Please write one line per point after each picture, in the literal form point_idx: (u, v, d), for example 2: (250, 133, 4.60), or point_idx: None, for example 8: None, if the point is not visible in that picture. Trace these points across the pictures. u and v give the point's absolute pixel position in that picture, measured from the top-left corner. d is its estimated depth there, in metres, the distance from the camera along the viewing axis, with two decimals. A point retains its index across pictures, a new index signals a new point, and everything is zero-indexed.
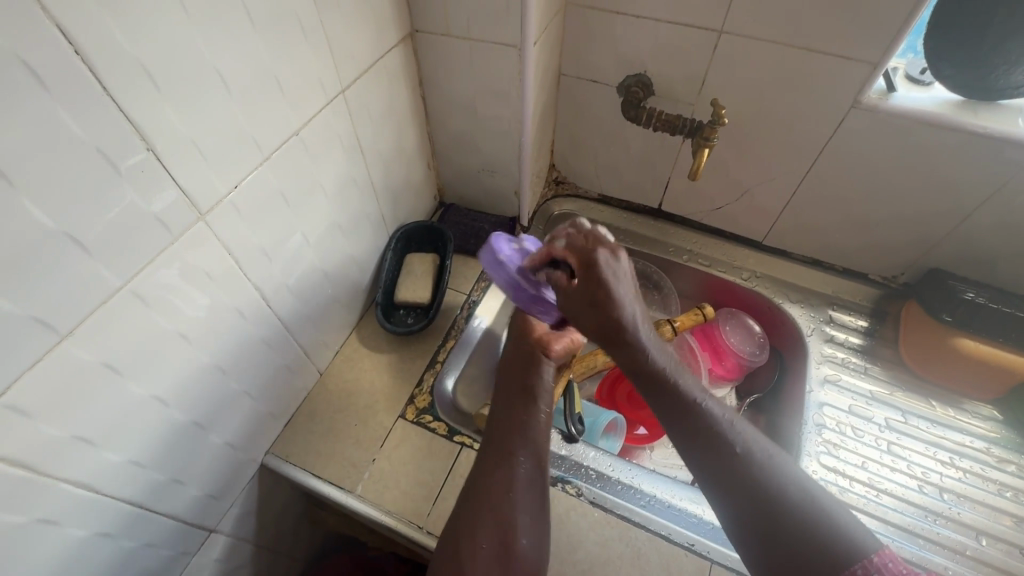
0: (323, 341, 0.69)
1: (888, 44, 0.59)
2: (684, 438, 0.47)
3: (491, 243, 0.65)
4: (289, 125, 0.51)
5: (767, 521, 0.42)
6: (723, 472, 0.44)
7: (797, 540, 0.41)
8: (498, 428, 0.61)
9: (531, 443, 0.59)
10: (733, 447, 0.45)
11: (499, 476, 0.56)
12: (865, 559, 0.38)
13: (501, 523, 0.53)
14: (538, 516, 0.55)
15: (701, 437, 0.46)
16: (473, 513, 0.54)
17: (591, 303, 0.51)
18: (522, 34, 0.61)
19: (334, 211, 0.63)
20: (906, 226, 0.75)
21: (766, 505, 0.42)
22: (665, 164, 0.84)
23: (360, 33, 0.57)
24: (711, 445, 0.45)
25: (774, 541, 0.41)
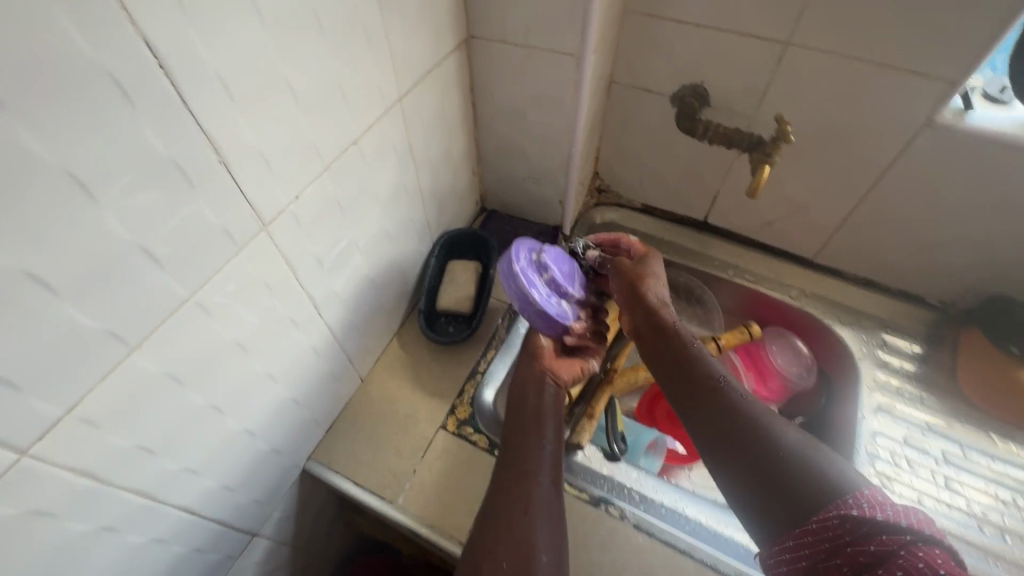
0: (366, 347, 0.69)
1: (971, 62, 0.56)
2: (690, 408, 0.55)
3: (510, 256, 0.63)
4: (349, 134, 0.50)
5: (763, 473, 0.47)
6: (723, 433, 0.51)
7: (791, 488, 0.45)
8: (512, 445, 0.59)
9: (546, 459, 0.58)
10: (734, 411, 0.52)
11: (517, 485, 0.55)
12: (855, 492, 0.43)
13: (521, 531, 0.52)
14: (554, 529, 0.53)
15: (704, 404, 0.54)
16: (493, 523, 0.53)
17: (637, 271, 0.67)
18: (582, 43, 0.60)
19: (385, 218, 0.62)
20: (973, 250, 0.71)
21: (761, 460, 0.48)
22: (715, 177, 0.82)
23: (420, 39, 0.56)
24: (713, 410, 0.53)
25: (767, 489, 0.46)
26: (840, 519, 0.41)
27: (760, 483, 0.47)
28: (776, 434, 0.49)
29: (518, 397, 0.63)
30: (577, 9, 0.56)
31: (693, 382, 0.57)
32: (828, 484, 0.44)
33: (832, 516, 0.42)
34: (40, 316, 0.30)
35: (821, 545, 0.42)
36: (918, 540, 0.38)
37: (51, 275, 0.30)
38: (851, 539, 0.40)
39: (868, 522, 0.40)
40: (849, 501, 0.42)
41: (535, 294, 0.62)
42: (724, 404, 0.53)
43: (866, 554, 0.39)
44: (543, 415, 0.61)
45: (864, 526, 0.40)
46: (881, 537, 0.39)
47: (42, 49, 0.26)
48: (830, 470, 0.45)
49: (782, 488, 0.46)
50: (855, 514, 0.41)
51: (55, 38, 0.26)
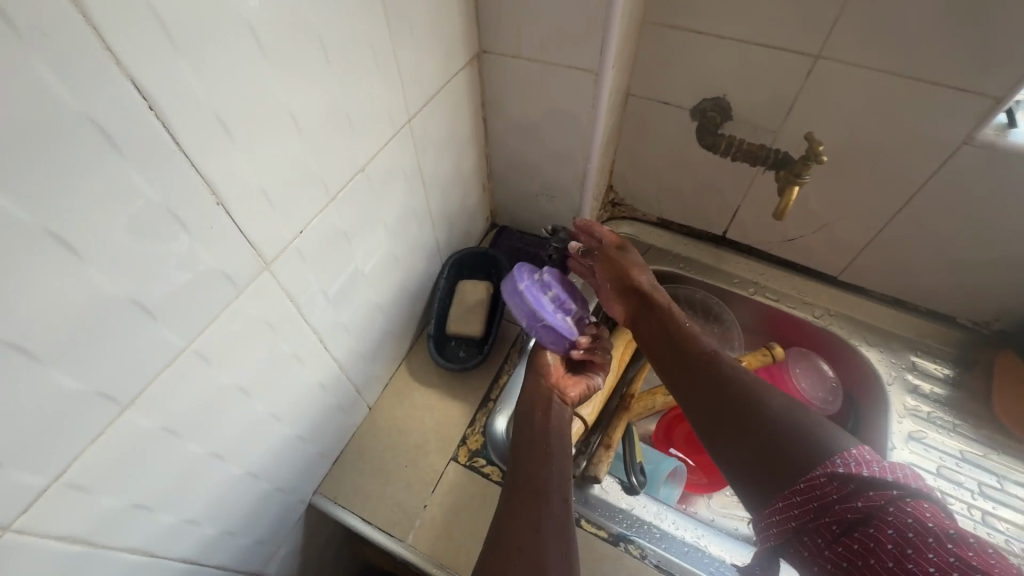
0: (374, 375, 0.66)
1: (1019, 78, 0.52)
2: (680, 378, 0.58)
3: (511, 274, 0.64)
4: (356, 161, 0.47)
5: (750, 435, 0.49)
6: (710, 399, 0.54)
7: (776, 447, 0.47)
8: (518, 464, 0.56)
9: (555, 478, 0.55)
10: (720, 377, 0.55)
11: (526, 492, 0.53)
12: (842, 451, 0.45)
13: (533, 536, 0.49)
14: (565, 532, 0.51)
15: (693, 374, 0.57)
16: (502, 529, 0.51)
17: (618, 264, 0.68)
18: (600, 59, 0.56)
19: (393, 243, 0.59)
20: (1011, 271, 0.68)
21: (746, 422, 0.50)
22: (736, 192, 0.79)
23: (430, 58, 0.53)
24: (700, 379, 0.56)
25: (753, 450, 0.48)
26: (828, 478, 0.43)
27: (746, 445, 0.49)
28: (760, 396, 0.51)
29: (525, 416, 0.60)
30: (596, 24, 0.53)
31: (682, 354, 0.60)
32: (812, 442, 0.46)
33: (821, 475, 0.43)
34: (23, 385, 0.28)
35: (811, 503, 0.43)
36: (904, 495, 0.41)
37: (33, 341, 0.27)
38: (839, 496, 0.42)
39: (856, 479, 0.42)
40: (836, 460, 0.44)
41: (542, 312, 0.63)
42: (711, 372, 0.56)
43: (855, 511, 0.41)
44: (552, 434, 0.59)
45: (852, 484, 0.42)
46: (868, 494, 0.41)
47: (17, 100, 0.23)
48: (814, 430, 0.47)
49: (767, 446, 0.47)
50: (843, 472, 0.43)
51: (31, 87, 0.23)
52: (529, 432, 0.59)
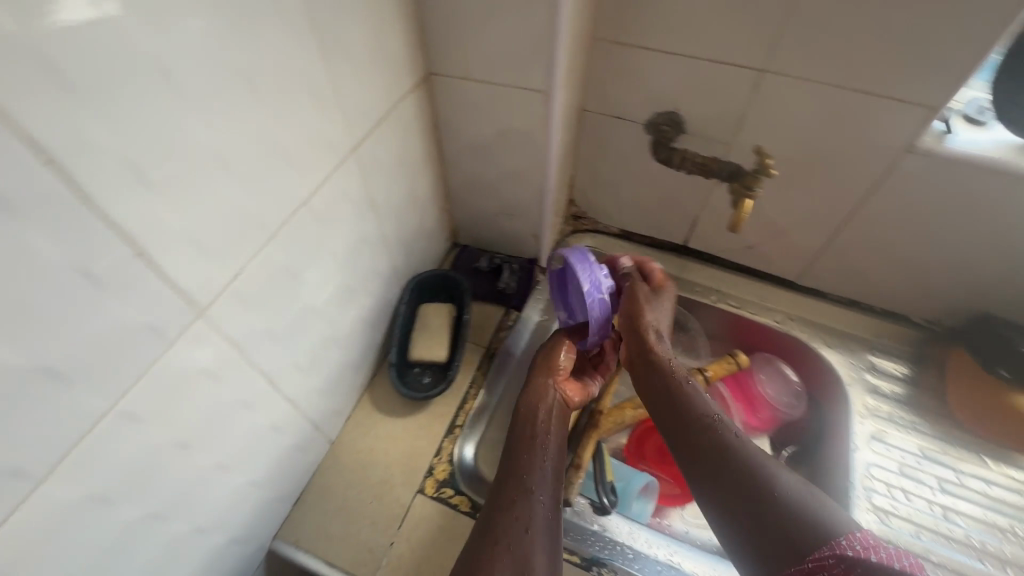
0: (334, 409, 0.64)
1: (952, 88, 0.54)
2: (682, 443, 0.56)
3: (586, 248, 0.69)
4: (296, 196, 0.45)
5: (754, 510, 0.48)
6: (715, 468, 0.52)
7: (782, 525, 0.46)
8: (513, 461, 0.58)
9: (547, 483, 0.57)
10: (725, 448, 0.53)
11: (517, 517, 0.53)
12: (849, 533, 0.43)
13: (519, 563, 0.49)
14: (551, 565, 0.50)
15: (696, 439, 0.55)
16: (489, 551, 0.50)
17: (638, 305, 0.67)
18: (549, 80, 0.56)
19: (345, 274, 0.57)
20: (956, 271, 0.70)
21: (752, 497, 0.49)
22: (694, 203, 0.79)
23: (373, 84, 0.51)
24: (704, 447, 0.54)
25: (760, 526, 0.47)
26: (835, 559, 0.41)
27: (751, 519, 0.48)
28: (767, 473, 0.50)
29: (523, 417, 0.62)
30: (542, 45, 0.53)
31: (685, 416, 0.57)
32: (819, 523, 0.45)
33: (828, 557, 0.42)
34: None
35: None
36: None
37: None
38: None
39: (862, 564, 0.40)
40: (842, 542, 0.42)
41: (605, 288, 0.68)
42: (716, 441, 0.54)
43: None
44: (546, 434, 0.61)
45: (858, 566, 0.40)
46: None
47: None
48: (821, 511, 0.46)
49: (772, 524, 0.46)
50: (849, 555, 0.41)
51: None
52: (526, 450, 0.59)
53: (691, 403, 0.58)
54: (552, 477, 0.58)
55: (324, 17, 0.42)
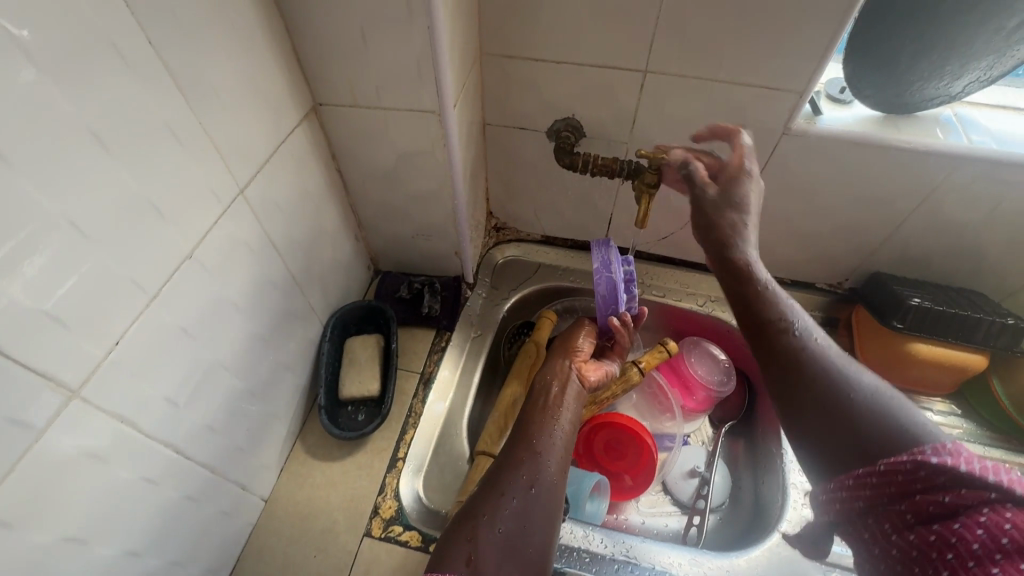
0: (262, 463, 0.60)
1: (810, 74, 0.59)
2: (758, 349, 0.50)
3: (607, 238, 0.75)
4: (177, 249, 0.42)
5: (829, 416, 0.41)
6: (791, 375, 0.45)
7: (859, 431, 0.39)
8: (523, 428, 0.62)
9: (555, 446, 0.60)
10: (811, 365, 0.45)
11: (522, 474, 0.56)
12: (938, 443, 0.35)
13: (519, 515, 0.52)
14: (546, 520, 0.53)
15: (773, 344, 0.48)
16: (492, 500, 0.53)
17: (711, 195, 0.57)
18: (438, 98, 0.55)
19: (253, 321, 0.54)
20: (847, 236, 0.76)
21: (830, 403, 0.42)
22: (607, 202, 0.81)
23: (252, 122, 0.49)
24: (780, 353, 0.47)
25: (834, 432, 0.40)
26: (913, 464, 0.34)
27: (825, 425, 0.41)
28: (859, 391, 0.42)
29: (541, 385, 0.67)
30: (427, 66, 0.53)
31: (762, 322, 0.50)
32: (901, 431, 0.38)
33: (905, 462, 0.35)
34: None
35: (884, 490, 0.35)
36: (1007, 499, 0.31)
37: None
38: (923, 487, 0.34)
39: (947, 472, 0.33)
40: (927, 450, 0.35)
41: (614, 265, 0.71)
42: (796, 347, 0.47)
43: (940, 505, 0.33)
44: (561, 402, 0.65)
45: (943, 476, 0.33)
46: (959, 490, 0.32)
47: None
48: (911, 422, 0.38)
49: (850, 433, 0.40)
50: (932, 462, 0.34)
51: None
52: (539, 418, 0.63)
53: (772, 309, 0.50)
54: (560, 438, 0.62)
55: (181, 61, 0.40)
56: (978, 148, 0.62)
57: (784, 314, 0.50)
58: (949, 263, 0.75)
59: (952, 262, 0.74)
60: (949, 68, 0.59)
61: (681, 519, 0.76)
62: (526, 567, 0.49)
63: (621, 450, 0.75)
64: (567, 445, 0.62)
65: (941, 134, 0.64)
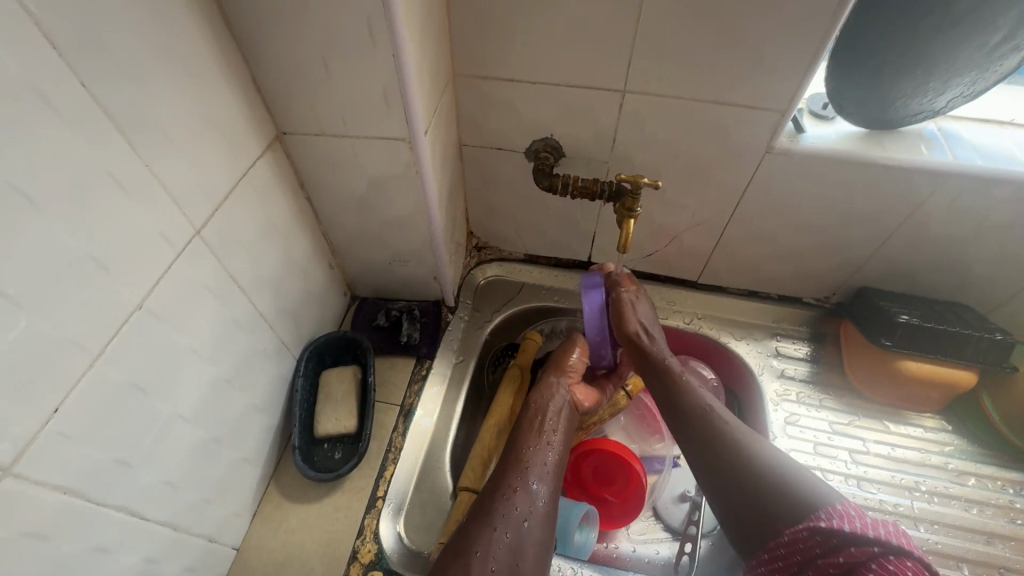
0: (232, 511, 0.57)
1: (792, 93, 0.57)
2: (681, 431, 0.57)
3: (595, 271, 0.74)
4: (125, 302, 0.40)
5: (747, 494, 0.49)
6: (710, 456, 0.53)
7: (771, 508, 0.47)
8: (514, 449, 0.61)
9: (546, 470, 0.59)
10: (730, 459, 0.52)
11: (517, 505, 0.55)
12: (828, 506, 0.44)
13: (512, 550, 0.51)
14: (537, 556, 0.52)
15: (693, 428, 0.56)
16: (485, 534, 0.51)
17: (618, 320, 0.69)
18: (408, 126, 0.53)
19: (217, 365, 0.51)
20: (834, 252, 0.74)
21: (744, 481, 0.50)
22: (589, 220, 0.79)
23: (208, 159, 0.46)
24: (701, 441, 0.55)
25: (752, 508, 0.48)
26: (810, 532, 0.43)
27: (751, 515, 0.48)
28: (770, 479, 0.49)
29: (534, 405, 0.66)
30: (393, 95, 0.50)
31: (685, 412, 0.58)
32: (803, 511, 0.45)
33: (803, 530, 0.44)
34: None
35: (793, 558, 0.43)
36: (886, 551, 0.39)
37: None
38: (821, 551, 0.42)
39: (838, 534, 0.42)
40: (820, 514, 0.44)
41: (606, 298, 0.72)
42: (712, 428, 0.55)
43: (838, 565, 0.40)
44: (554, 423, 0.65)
45: (835, 539, 0.41)
46: (850, 549, 0.41)
47: None
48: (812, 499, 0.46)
49: (770, 519, 0.46)
50: (824, 527, 0.42)
51: None
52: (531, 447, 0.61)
53: (688, 409, 0.58)
54: (550, 459, 0.61)
55: (121, 101, 0.37)
56: (962, 165, 0.61)
57: (698, 397, 0.59)
58: (936, 276, 0.74)
59: (939, 275, 0.73)
60: (932, 83, 0.58)
61: (672, 545, 0.73)
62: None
63: (609, 475, 0.73)
64: (558, 468, 0.61)
65: (925, 150, 0.63)
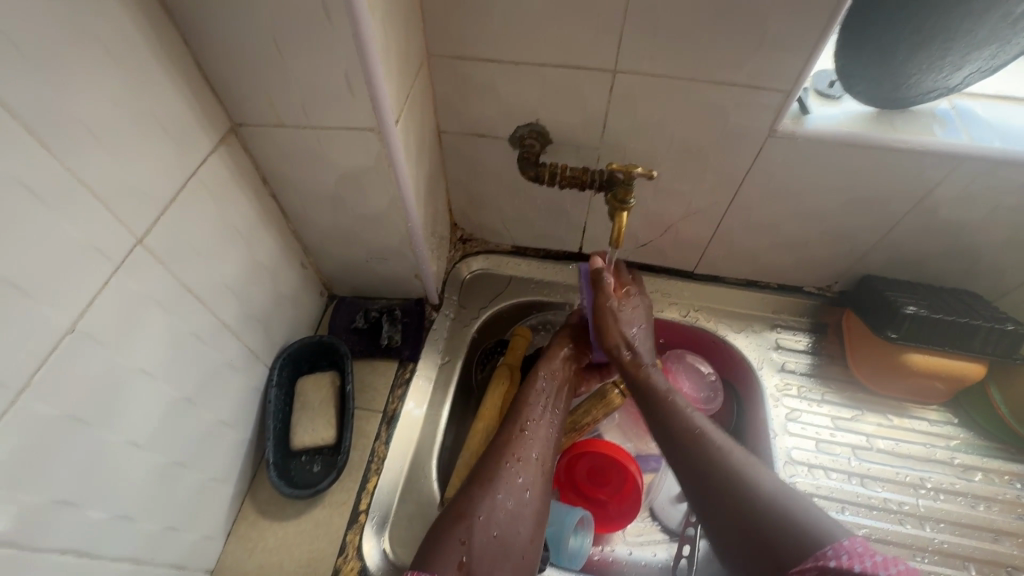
0: (203, 534, 0.54)
1: (796, 74, 0.53)
2: (674, 458, 0.54)
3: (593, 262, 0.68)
4: (52, 326, 0.35)
5: (740, 524, 0.45)
6: (703, 483, 0.50)
7: (767, 534, 0.43)
8: (512, 420, 0.60)
9: (547, 443, 0.59)
10: (724, 482, 0.49)
11: (519, 473, 0.55)
12: (836, 542, 0.39)
13: (513, 518, 0.52)
14: (538, 517, 0.54)
15: (686, 453, 0.53)
16: (489, 501, 0.52)
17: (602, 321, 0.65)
18: (376, 114, 0.48)
19: (175, 383, 0.47)
20: (837, 240, 0.70)
21: (750, 522, 0.45)
22: (579, 211, 0.74)
23: (147, 160, 0.41)
24: (694, 463, 0.52)
25: (744, 536, 0.45)
26: (818, 571, 0.37)
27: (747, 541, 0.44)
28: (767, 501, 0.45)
29: (540, 376, 0.65)
30: (357, 81, 0.45)
31: (675, 428, 0.55)
32: (804, 535, 0.41)
33: (811, 567, 0.38)
34: None
35: None
36: None
37: None
38: None
39: (846, 574, 0.36)
40: (828, 552, 0.38)
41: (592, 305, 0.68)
42: (707, 451, 0.52)
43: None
44: (555, 400, 0.64)
45: None
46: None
47: None
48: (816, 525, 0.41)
49: (766, 544, 0.43)
50: (832, 565, 0.37)
51: None
52: (535, 415, 0.61)
53: (680, 427, 0.55)
54: (549, 432, 0.60)
55: (34, 102, 0.32)
56: (977, 145, 0.57)
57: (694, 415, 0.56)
58: (944, 264, 0.70)
59: (947, 263, 0.70)
60: (949, 58, 0.53)
61: (670, 547, 0.71)
62: (517, 568, 0.50)
63: (605, 477, 0.69)
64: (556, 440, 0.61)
65: (938, 131, 0.58)
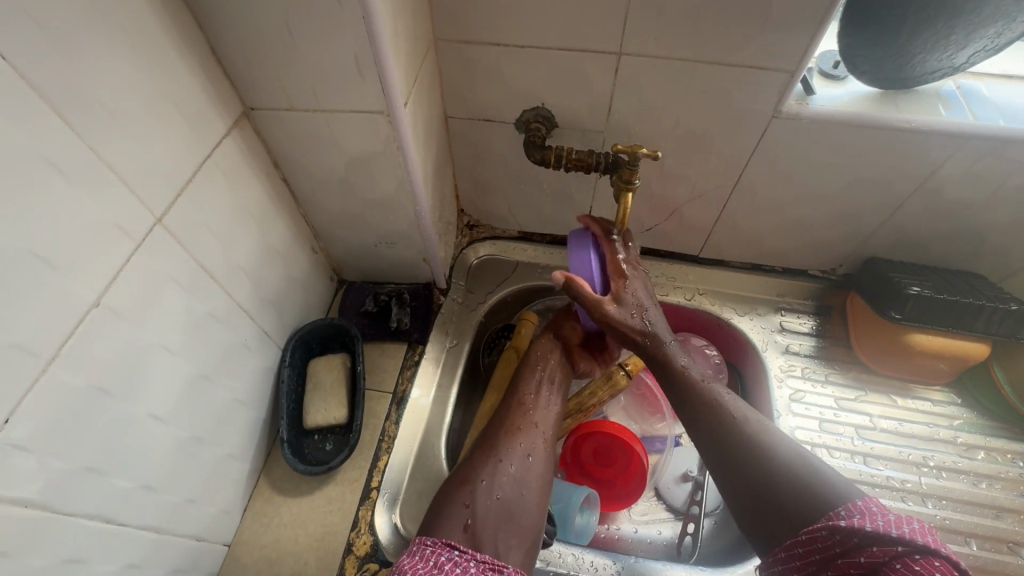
0: (221, 508, 0.56)
1: (800, 54, 0.53)
2: (686, 419, 0.55)
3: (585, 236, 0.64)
4: (78, 299, 0.37)
5: (755, 487, 0.47)
6: (717, 446, 0.51)
7: (786, 500, 0.45)
8: (513, 394, 0.61)
9: (547, 415, 0.60)
10: (742, 450, 0.49)
11: (520, 441, 0.56)
12: (848, 502, 0.42)
13: (517, 482, 0.53)
14: (542, 485, 0.55)
15: (697, 416, 0.54)
16: (491, 466, 0.54)
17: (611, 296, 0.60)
18: (386, 98, 0.49)
19: (192, 361, 0.48)
20: (842, 222, 0.71)
21: (769, 488, 0.46)
22: (584, 196, 0.75)
23: (165, 139, 0.42)
24: (709, 427, 0.52)
25: (761, 501, 0.46)
26: (829, 531, 0.40)
27: (765, 506, 0.46)
28: (787, 469, 0.46)
29: (538, 354, 0.65)
30: (367, 65, 0.46)
31: (689, 394, 0.55)
32: (821, 503, 0.43)
33: (823, 528, 0.41)
34: None
35: (812, 558, 0.41)
36: (911, 551, 0.36)
37: None
38: (841, 551, 0.39)
39: (859, 532, 0.39)
40: (840, 512, 0.41)
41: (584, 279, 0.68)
42: (720, 420, 0.52)
43: (858, 566, 0.38)
44: (554, 378, 0.64)
45: (855, 538, 0.39)
46: (871, 549, 0.38)
47: None
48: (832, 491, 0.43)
49: (785, 512, 0.44)
50: (844, 525, 0.40)
51: None
52: (533, 388, 0.62)
53: (696, 393, 0.55)
54: (546, 406, 0.61)
55: (58, 82, 0.34)
56: (982, 125, 0.57)
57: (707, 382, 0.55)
58: (948, 246, 0.70)
59: (951, 245, 0.70)
60: (954, 36, 0.53)
61: (675, 526, 0.72)
62: (522, 529, 0.51)
63: (611, 458, 0.70)
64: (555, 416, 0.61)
65: (944, 111, 0.58)
